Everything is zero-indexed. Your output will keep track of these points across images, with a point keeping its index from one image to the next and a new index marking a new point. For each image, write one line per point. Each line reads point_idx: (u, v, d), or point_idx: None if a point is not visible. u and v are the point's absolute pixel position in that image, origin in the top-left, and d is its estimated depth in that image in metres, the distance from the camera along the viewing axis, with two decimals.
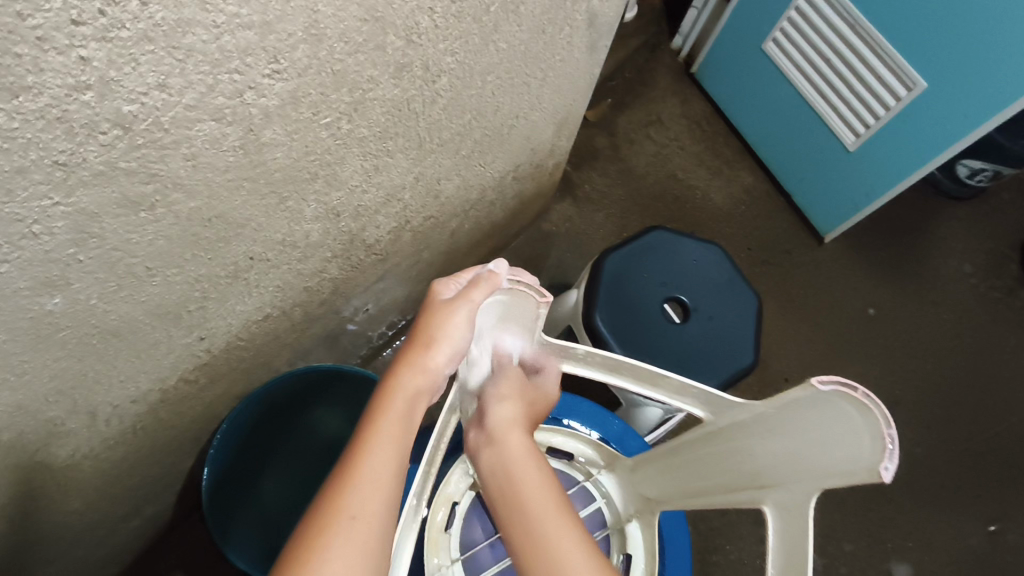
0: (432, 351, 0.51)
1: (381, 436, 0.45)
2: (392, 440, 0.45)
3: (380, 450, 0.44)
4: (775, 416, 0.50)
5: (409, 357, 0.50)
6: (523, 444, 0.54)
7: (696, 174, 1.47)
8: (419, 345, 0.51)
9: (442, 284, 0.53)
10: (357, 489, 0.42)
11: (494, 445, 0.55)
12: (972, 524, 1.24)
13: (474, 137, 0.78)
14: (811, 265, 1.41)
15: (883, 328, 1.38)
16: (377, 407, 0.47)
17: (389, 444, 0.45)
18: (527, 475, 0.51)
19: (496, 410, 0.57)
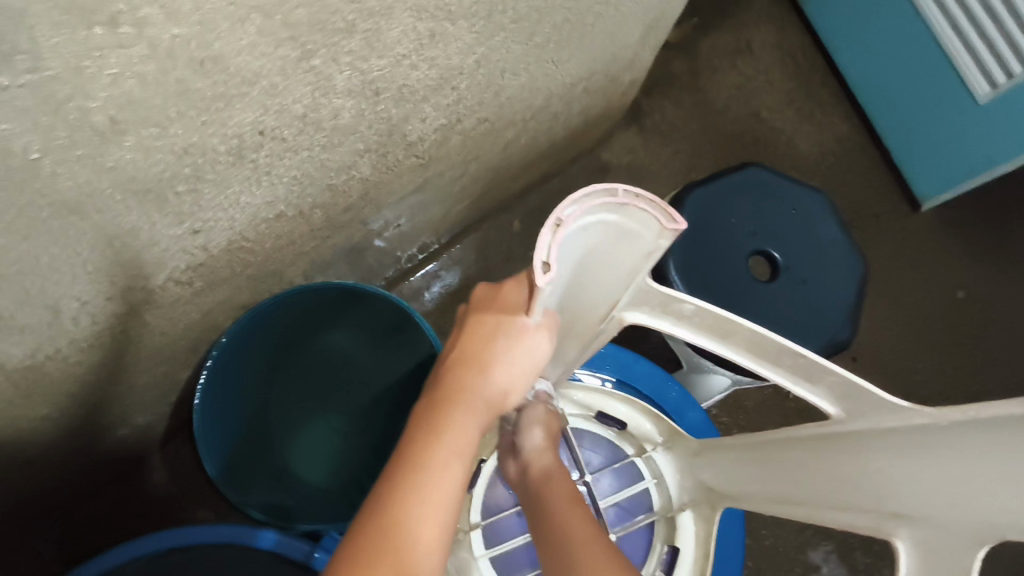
0: (493, 361, 0.38)
1: (429, 502, 0.33)
2: (463, 441, 0.36)
3: (423, 514, 0.33)
4: (944, 433, 0.37)
5: (458, 387, 0.37)
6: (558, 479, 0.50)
7: (783, 115, 1.28)
8: (470, 369, 0.38)
9: (510, 283, 0.39)
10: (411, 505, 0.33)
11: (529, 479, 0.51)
12: None
13: (554, 21, 0.62)
14: (899, 234, 1.23)
15: (971, 315, 1.21)
16: (416, 456, 0.35)
17: (454, 453, 0.35)
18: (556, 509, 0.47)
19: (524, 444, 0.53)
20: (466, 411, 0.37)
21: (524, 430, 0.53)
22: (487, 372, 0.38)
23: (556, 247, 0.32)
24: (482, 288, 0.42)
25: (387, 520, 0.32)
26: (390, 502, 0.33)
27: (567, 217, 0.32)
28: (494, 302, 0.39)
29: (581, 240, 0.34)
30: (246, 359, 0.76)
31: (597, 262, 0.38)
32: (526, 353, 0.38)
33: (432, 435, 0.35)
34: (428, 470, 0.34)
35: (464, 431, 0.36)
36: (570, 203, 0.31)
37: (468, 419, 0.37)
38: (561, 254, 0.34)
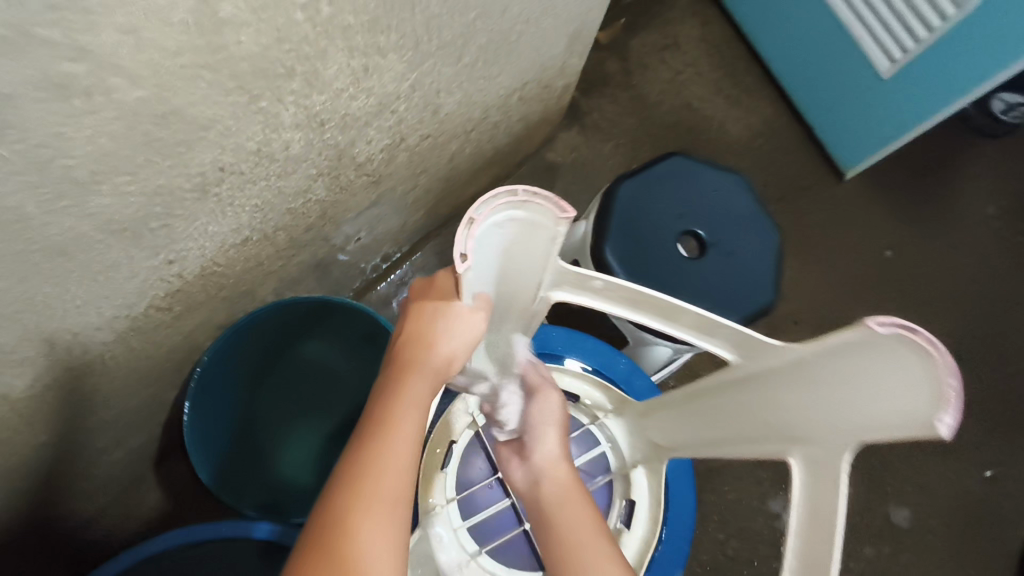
0: (435, 339, 0.45)
1: (393, 458, 0.40)
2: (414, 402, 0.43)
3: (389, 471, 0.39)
4: (810, 363, 0.45)
5: (409, 360, 0.44)
6: (568, 481, 0.52)
7: (713, 102, 1.36)
8: (416, 345, 0.45)
9: (442, 274, 0.47)
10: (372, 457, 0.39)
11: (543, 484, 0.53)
12: (971, 469, 1.21)
13: (479, 42, 0.69)
14: (829, 202, 1.33)
15: (899, 271, 1.32)
16: (373, 420, 0.41)
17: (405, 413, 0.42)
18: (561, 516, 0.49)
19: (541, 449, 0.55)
20: (416, 377, 0.44)
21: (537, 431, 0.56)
22: (430, 346, 0.45)
23: (471, 241, 0.39)
24: (420, 281, 0.49)
25: (355, 468, 0.39)
26: (352, 464, 0.39)
27: (478, 217, 0.39)
28: (431, 290, 0.47)
29: (495, 234, 0.41)
30: (224, 375, 0.81)
31: (515, 250, 0.45)
32: (462, 324, 0.46)
33: (388, 400, 0.42)
34: (386, 429, 0.41)
35: (415, 394, 0.43)
36: (479, 205, 0.38)
37: (418, 384, 0.43)
38: (479, 245, 0.41)
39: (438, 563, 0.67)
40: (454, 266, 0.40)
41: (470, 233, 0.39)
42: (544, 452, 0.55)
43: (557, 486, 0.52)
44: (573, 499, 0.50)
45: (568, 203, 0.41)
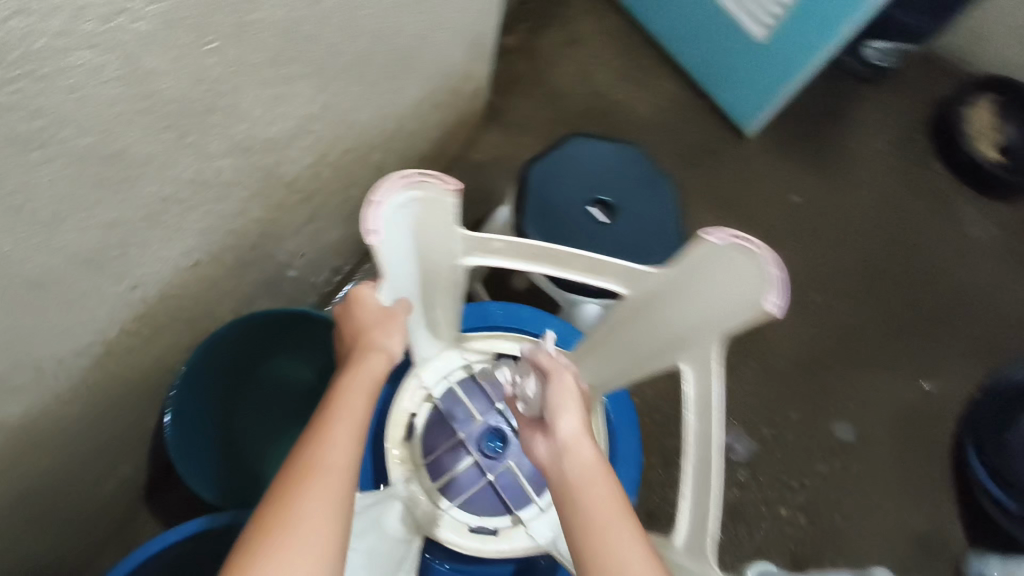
0: (369, 336, 0.56)
1: (338, 437, 0.47)
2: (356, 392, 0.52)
3: (347, 435, 0.48)
4: (679, 282, 0.55)
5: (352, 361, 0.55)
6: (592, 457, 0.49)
7: (618, 87, 1.48)
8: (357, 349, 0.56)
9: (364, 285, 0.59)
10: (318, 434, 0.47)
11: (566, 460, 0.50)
12: (901, 378, 1.33)
13: (379, 62, 0.78)
14: (735, 161, 1.46)
15: (808, 212, 1.45)
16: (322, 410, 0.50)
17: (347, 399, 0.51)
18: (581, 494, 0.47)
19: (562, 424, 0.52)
20: (354, 371, 0.53)
21: (555, 409, 0.53)
22: (366, 344, 0.56)
23: (378, 219, 0.48)
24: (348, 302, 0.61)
25: (303, 447, 0.46)
26: (303, 445, 0.47)
27: (382, 198, 0.48)
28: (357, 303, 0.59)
29: (400, 212, 0.50)
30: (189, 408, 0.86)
31: (422, 225, 0.53)
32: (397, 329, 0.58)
33: (334, 393, 0.52)
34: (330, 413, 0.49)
35: (357, 383, 0.53)
36: (380, 189, 0.48)
37: (358, 375, 0.53)
38: (388, 223, 0.50)
39: (415, 521, 0.75)
40: (369, 243, 0.49)
41: (376, 209, 0.48)
42: (565, 428, 0.52)
43: (581, 464, 0.49)
44: (592, 472, 0.48)
45: (452, 178, 0.50)
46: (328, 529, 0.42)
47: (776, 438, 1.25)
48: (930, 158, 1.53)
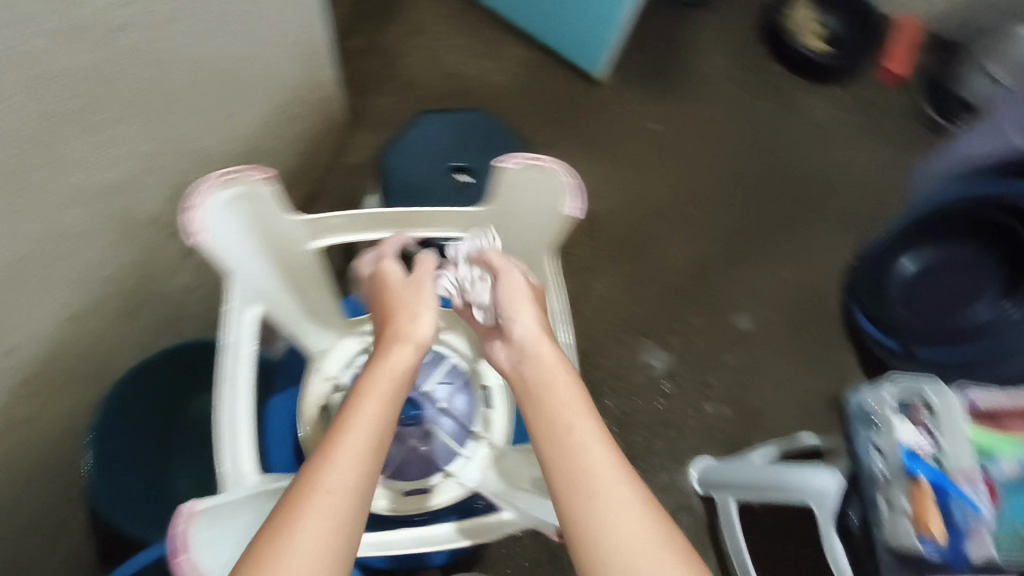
0: (395, 319, 0.65)
1: (371, 409, 0.55)
2: (380, 372, 0.59)
3: (374, 401, 0.56)
4: (504, 211, 0.73)
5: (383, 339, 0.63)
6: (557, 365, 0.61)
7: (471, 63, 1.56)
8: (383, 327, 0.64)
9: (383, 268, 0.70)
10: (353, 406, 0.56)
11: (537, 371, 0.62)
12: (782, 264, 1.48)
13: (207, 88, 0.82)
14: (595, 106, 1.56)
15: (669, 138, 1.57)
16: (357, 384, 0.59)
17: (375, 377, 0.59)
18: (570, 427, 0.56)
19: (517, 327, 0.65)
20: (385, 348, 0.62)
21: (517, 318, 0.65)
22: (393, 321, 0.65)
23: (200, 216, 0.56)
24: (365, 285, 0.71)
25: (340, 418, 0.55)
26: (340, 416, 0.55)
27: (200, 198, 0.56)
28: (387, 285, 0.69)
29: (223, 210, 0.59)
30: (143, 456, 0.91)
31: (251, 223, 0.63)
32: (413, 294, 0.68)
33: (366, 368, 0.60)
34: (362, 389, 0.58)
35: (389, 355, 0.61)
36: (194, 190, 0.56)
37: (390, 348, 0.62)
38: (212, 222, 0.58)
39: None
40: (196, 242, 0.56)
41: (195, 209, 0.56)
42: (527, 332, 0.64)
43: (549, 375, 0.61)
44: (570, 400, 0.58)
45: (260, 168, 0.60)
46: (349, 478, 0.51)
47: (684, 345, 1.39)
48: (767, 62, 1.66)
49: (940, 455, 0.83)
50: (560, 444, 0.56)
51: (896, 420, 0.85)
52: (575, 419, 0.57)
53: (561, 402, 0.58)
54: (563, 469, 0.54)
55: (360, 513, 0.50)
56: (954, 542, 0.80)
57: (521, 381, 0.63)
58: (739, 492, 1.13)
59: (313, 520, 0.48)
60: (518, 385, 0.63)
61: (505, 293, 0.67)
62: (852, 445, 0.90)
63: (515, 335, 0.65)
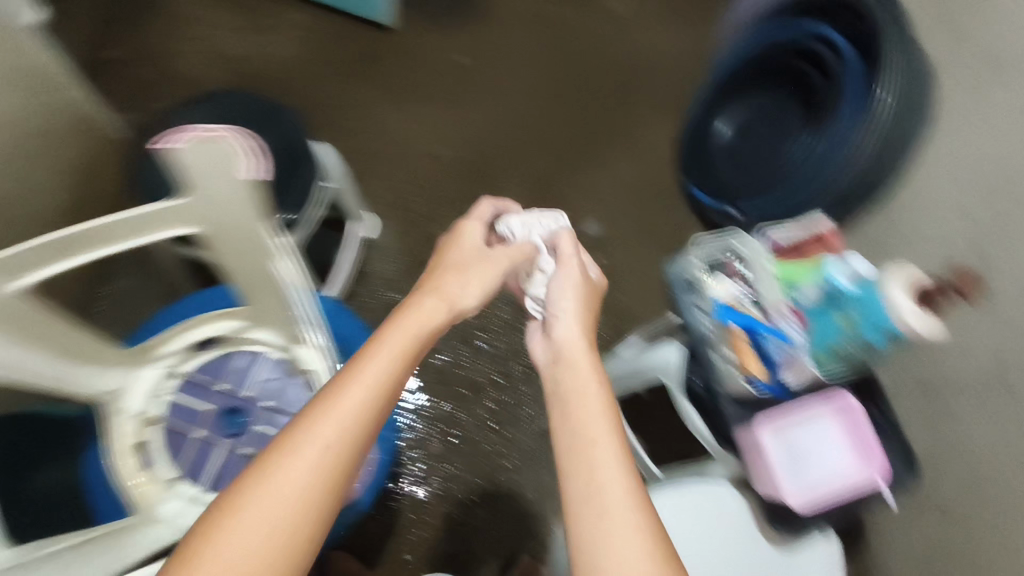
0: (442, 283, 0.69)
1: (395, 367, 0.58)
2: (403, 336, 0.61)
3: (394, 356, 0.59)
4: (203, 199, 0.65)
5: (410, 301, 0.66)
6: (589, 367, 0.65)
7: (251, 41, 1.48)
8: (429, 289, 0.69)
9: (455, 236, 0.78)
10: (370, 355, 0.58)
11: (568, 370, 0.65)
12: (615, 160, 1.49)
13: None
14: (391, 53, 1.50)
15: (474, 65, 1.53)
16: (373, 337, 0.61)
17: (391, 336, 0.61)
18: (588, 424, 0.59)
19: (562, 329, 0.71)
20: (413, 307, 0.65)
21: (559, 319, 0.72)
22: (436, 285, 0.69)
23: None
24: (456, 239, 0.78)
25: (342, 368, 0.57)
26: (343, 367, 0.57)
27: None
28: (459, 250, 0.77)
29: None
30: None
31: None
32: (483, 267, 0.75)
33: (388, 324, 0.62)
34: (379, 341, 0.60)
35: (425, 310, 0.65)
36: None
37: (427, 308, 0.65)
38: None
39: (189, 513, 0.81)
40: None
41: None
42: (566, 331, 0.70)
43: (580, 373, 0.64)
44: (591, 397, 0.61)
45: None
46: (340, 431, 0.52)
47: None
48: None
49: (758, 299, 0.90)
50: (577, 435, 0.58)
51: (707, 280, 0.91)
52: (599, 435, 0.58)
53: (578, 395, 0.62)
54: (570, 459, 0.57)
55: (350, 470, 0.52)
56: (777, 375, 0.87)
57: (561, 362, 0.67)
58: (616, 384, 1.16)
59: (299, 461, 0.50)
60: (549, 376, 0.67)
61: (558, 285, 0.76)
62: (680, 313, 0.95)
63: (553, 333, 0.71)
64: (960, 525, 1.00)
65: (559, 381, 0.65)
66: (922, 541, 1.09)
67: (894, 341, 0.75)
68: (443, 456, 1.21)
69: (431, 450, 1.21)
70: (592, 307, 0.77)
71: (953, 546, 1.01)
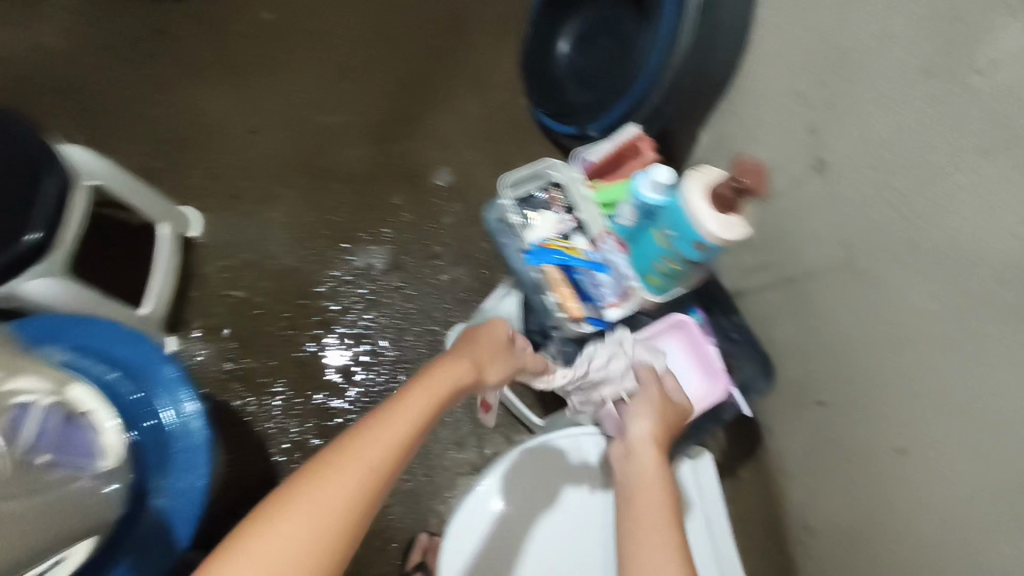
0: (462, 353, 0.65)
1: (403, 429, 0.55)
2: (419, 406, 0.58)
3: (410, 418, 0.57)
4: None
5: (434, 366, 0.61)
6: (653, 479, 0.68)
7: (26, 42, 1.32)
8: (453, 355, 0.64)
9: (498, 325, 0.69)
10: (384, 423, 0.55)
11: (636, 469, 0.69)
12: (458, 99, 1.37)
13: None
14: (185, 25, 1.35)
15: (285, 23, 1.39)
16: (386, 404, 0.57)
17: (415, 404, 0.57)
18: (653, 524, 0.64)
19: (637, 429, 0.71)
20: (438, 376, 0.60)
21: (636, 419, 0.72)
22: (461, 354, 0.65)
23: None
24: (495, 327, 0.70)
25: (353, 433, 0.54)
26: (352, 433, 0.54)
27: None
28: (489, 332, 0.70)
29: None
30: None
31: None
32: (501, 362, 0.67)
33: (408, 391, 0.59)
34: (397, 408, 0.56)
35: (442, 377, 0.60)
36: None
37: (444, 373, 0.61)
38: None
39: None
40: None
41: None
42: (639, 431, 0.71)
43: (645, 482, 0.68)
44: (655, 517, 0.65)
45: None
46: (343, 497, 0.49)
47: (398, 228, 1.28)
48: None
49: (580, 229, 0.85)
50: (643, 553, 0.61)
51: (529, 225, 0.83)
52: (658, 558, 0.60)
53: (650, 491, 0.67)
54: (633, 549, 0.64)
55: (354, 532, 0.50)
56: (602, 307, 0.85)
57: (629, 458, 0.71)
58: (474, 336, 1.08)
59: (291, 523, 0.47)
60: (621, 477, 0.70)
61: (637, 403, 0.73)
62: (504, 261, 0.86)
63: (630, 435, 0.71)
64: (836, 405, 1.02)
65: (633, 483, 0.68)
66: (810, 428, 1.09)
67: (705, 255, 0.71)
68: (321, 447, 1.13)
69: (303, 446, 1.12)
70: (673, 432, 0.73)
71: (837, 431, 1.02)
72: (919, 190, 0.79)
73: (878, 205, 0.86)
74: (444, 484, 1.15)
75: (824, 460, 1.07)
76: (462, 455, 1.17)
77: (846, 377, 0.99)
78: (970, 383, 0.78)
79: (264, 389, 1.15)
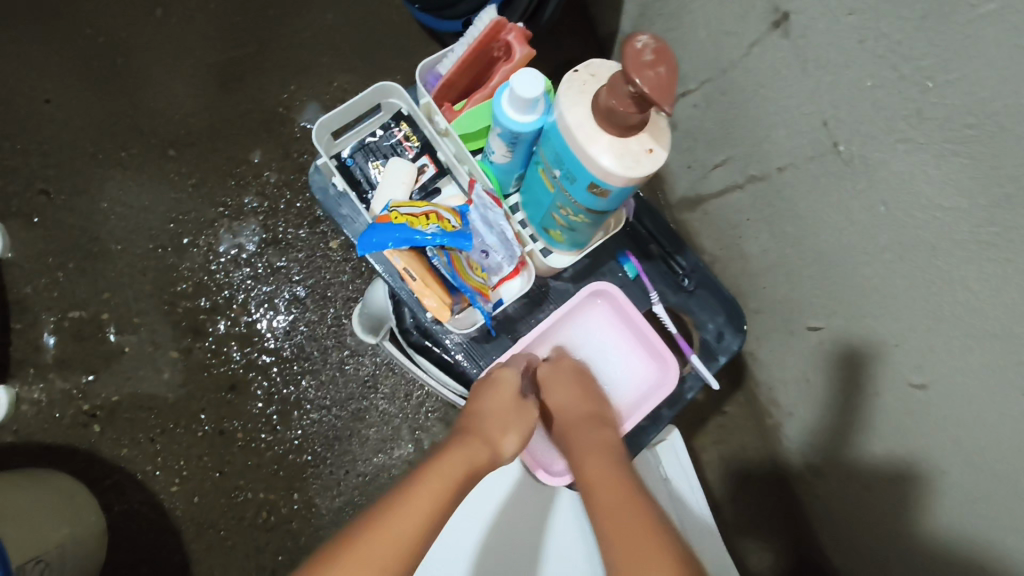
0: (492, 423, 0.57)
1: (427, 513, 0.46)
2: (441, 485, 0.49)
3: (425, 501, 0.47)
4: None
5: (463, 444, 0.54)
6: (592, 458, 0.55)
7: None
8: (480, 418, 0.57)
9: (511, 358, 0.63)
10: (402, 504, 0.46)
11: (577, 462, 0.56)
12: (308, 10, 1.05)
13: None
14: None
15: None
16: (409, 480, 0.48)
17: (436, 481, 0.49)
18: (614, 508, 0.49)
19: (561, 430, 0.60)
20: (458, 450, 0.53)
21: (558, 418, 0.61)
22: (484, 411, 0.58)
23: None
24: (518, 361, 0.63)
25: (367, 518, 0.45)
26: (367, 518, 0.45)
27: None
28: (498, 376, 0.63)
29: None
30: None
31: None
32: (515, 431, 0.58)
33: (433, 464, 0.50)
34: (417, 486, 0.48)
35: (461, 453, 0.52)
36: None
37: (465, 446, 0.53)
38: None
39: None
40: None
41: None
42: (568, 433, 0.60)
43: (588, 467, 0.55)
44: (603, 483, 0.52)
45: None
46: None
47: (266, 195, 1.01)
48: None
49: (442, 183, 0.63)
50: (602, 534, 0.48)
51: (376, 203, 0.59)
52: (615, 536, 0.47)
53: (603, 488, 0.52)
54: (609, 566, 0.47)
55: None
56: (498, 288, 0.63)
57: (581, 435, 0.58)
58: (362, 318, 0.84)
59: None
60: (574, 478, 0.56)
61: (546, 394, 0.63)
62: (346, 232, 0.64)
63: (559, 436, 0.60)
64: (828, 331, 0.81)
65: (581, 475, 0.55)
66: (799, 358, 0.89)
67: (606, 200, 0.48)
68: (222, 481, 0.94)
69: (202, 483, 0.94)
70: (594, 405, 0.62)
71: (835, 361, 0.81)
72: (920, 33, 0.52)
73: (862, 64, 0.59)
74: (377, 495, 0.95)
75: (819, 395, 0.87)
76: (396, 455, 0.97)
77: (839, 298, 0.76)
78: (1012, 304, 0.55)
79: (142, 426, 0.94)
